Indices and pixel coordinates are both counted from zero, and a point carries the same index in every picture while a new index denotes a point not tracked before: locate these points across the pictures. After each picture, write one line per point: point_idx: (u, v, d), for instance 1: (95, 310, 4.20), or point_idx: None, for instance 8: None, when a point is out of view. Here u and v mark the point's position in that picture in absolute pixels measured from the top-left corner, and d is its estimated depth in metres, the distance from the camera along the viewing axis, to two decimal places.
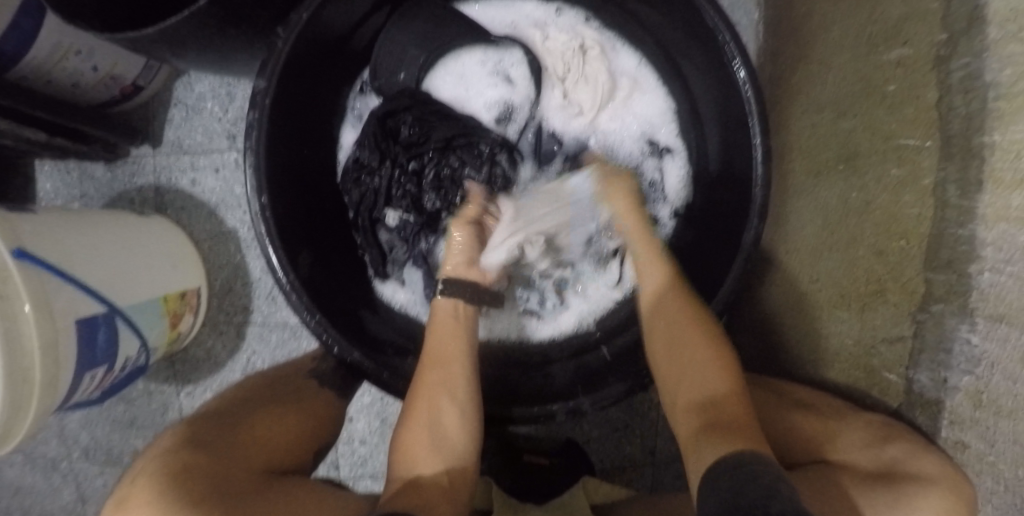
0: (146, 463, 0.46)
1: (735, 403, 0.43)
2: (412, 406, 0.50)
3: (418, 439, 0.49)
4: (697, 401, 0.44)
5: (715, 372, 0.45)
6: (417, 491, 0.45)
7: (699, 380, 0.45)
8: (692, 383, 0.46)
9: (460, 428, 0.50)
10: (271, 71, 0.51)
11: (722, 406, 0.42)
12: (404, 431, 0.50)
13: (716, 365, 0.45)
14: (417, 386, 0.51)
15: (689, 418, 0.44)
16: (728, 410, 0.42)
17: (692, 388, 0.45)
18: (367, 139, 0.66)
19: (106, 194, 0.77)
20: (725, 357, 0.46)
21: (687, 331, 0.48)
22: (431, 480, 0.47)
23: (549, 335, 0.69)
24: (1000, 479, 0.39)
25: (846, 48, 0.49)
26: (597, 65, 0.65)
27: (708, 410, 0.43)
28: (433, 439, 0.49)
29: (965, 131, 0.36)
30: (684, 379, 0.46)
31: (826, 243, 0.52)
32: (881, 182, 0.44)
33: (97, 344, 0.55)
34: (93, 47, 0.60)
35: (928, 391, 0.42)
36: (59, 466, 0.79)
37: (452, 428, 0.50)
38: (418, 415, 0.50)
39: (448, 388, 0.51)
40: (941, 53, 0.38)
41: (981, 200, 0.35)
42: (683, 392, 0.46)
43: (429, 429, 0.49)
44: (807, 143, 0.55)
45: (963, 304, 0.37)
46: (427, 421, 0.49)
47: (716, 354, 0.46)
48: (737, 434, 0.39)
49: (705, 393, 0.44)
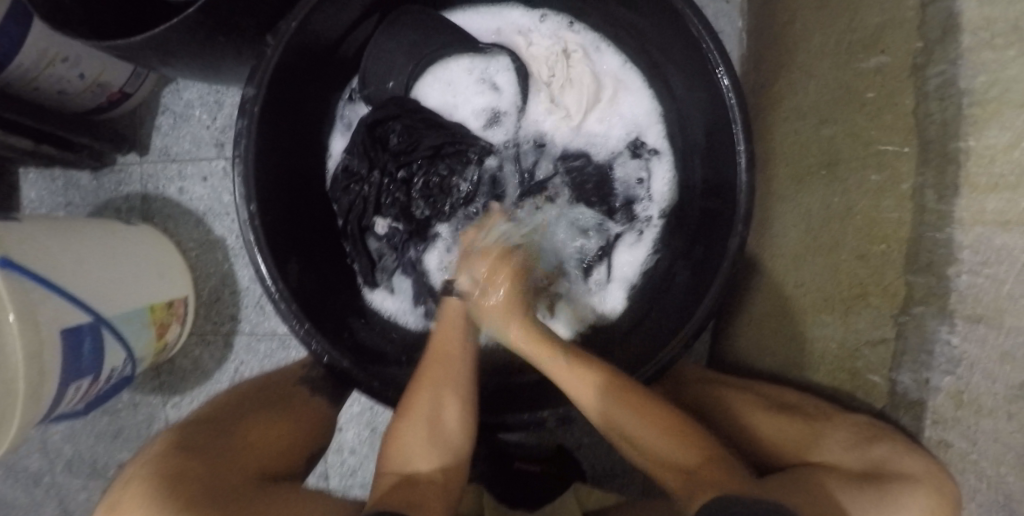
0: (136, 469, 0.45)
1: (703, 459, 0.42)
2: (412, 400, 0.50)
3: (415, 433, 0.49)
4: (680, 479, 0.42)
5: (672, 442, 0.44)
6: (410, 488, 0.46)
7: (664, 452, 0.44)
8: (653, 447, 0.45)
9: (458, 422, 0.50)
10: (261, 81, 0.52)
11: (697, 468, 0.42)
12: (399, 421, 0.50)
13: (672, 431, 0.45)
14: (419, 380, 0.51)
15: (677, 494, 0.42)
16: (701, 471, 0.41)
17: (670, 470, 0.43)
18: (356, 146, 0.66)
19: (92, 201, 0.76)
20: (681, 424, 0.46)
21: (630, 408, 0.46)
22: (422, 476, 0.47)
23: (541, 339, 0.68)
24: (983, 476, 0.41)
25: (826, 54, 0.50)
26: (580, 67, 0.66)
27: (687, 480, 0.42)
28: (430, 431, 0.49)
29: (941, 137, 0.38)
30: (656, 459, 0.45)
31: (809, 247, 0.53)
32: (860, 188, 0.45)
33: (82, 352, 0.55)
34: (80, 54, 0.60)
35: (911, 392, 0.43)
36: (42, 481, 0.78)
37: (451, 422, 0.50)
38: (417, 407, 0.50)
39: (452, 383, 0.51)
40: (918, 62, 0.39)
41: (958, 205, 0.37)
42: (671, 473, 0.43)
43: (426, 420, 0.49)
44: (790, 148, 0.56)
45: (942, 306, 0.39)
46: (426, 415, 0.49)
47: (669, 425, 0.45)
48: (719, 487, 0.39)
49: (672, 464, 0.43)
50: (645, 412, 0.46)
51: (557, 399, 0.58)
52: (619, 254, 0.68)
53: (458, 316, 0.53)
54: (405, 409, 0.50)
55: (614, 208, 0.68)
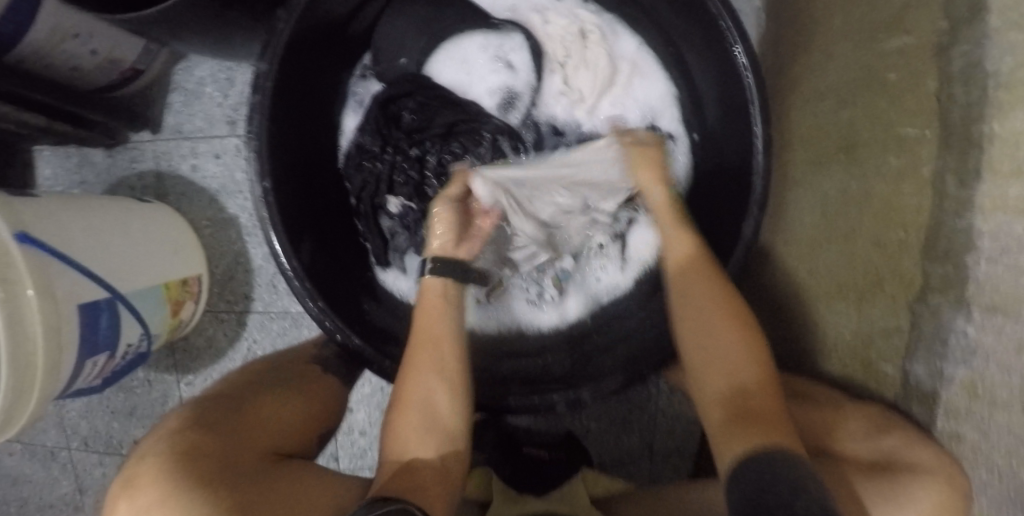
0: (153, 443, 0.46)
1: (767, 393, 0.42)
2: (403, 389, 0.50)
3: (409, 422, 0.49)
4: (726, 391, 0.44)
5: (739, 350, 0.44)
6: (408, 475, 0.46)
7: (728, 361, 0.44)
8: (718, 357, 0.45)
9: (451, 407, 0.50)
10: (273, 56, 0.51)
11: (752, 396, 0.42)
12: (396, 413, 0.50)
13: (749, 355, 0.44)
14: (407, 367, 0.51)
15: (715, 403, 0.44)
16: (757, 400, 0.42)
17: (719, 378, 0.44)
18: (369, 123, 0.66)
19: (107, 180, 0.77)
20: (759, 353, 0.44)
21: (723, 321, 0.46)
22: (421, 463, 0.47)
23: (550, 324, 0.68)
24: (994, 469, 0.39)
25: (847, 35, 0.48)
26: (598, 49, 0.65)
27: (737, 402, 0.42)
28: (423, 419, 0.49)
29: (965, 122, 0.36)
30: (710, 364, 0.45)
31: (825, 234, 0.52)
32: (880, 173, 0.44)
33: (98, 328, 0.56)
34: (92, 31, 0.60)
35: (924, 383, 0.42)
36: (58, 456, 0.80)
37: (442, 408, 0.50)
38: (409, 400, 0.50)
39: (440, 371, 0.51)
40: (943, 41, 0.37)
41: (980, 190, 0.35)
42: (719, 383, 0.44)
43: (420, 410, 0.50)
44: (808, 132, 0.55)
45: (959, 297, 0.37)
46: (419, 404, 0.49)
47: (752, 349, 0.44)
48: (768, 428, 0.39)
49: (730, 379, 0.44)
50: (738, 333, 0.45)
51: (569, 384, 0.58)
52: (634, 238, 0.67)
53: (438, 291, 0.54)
54: (398, 399, 0.50)
55: None
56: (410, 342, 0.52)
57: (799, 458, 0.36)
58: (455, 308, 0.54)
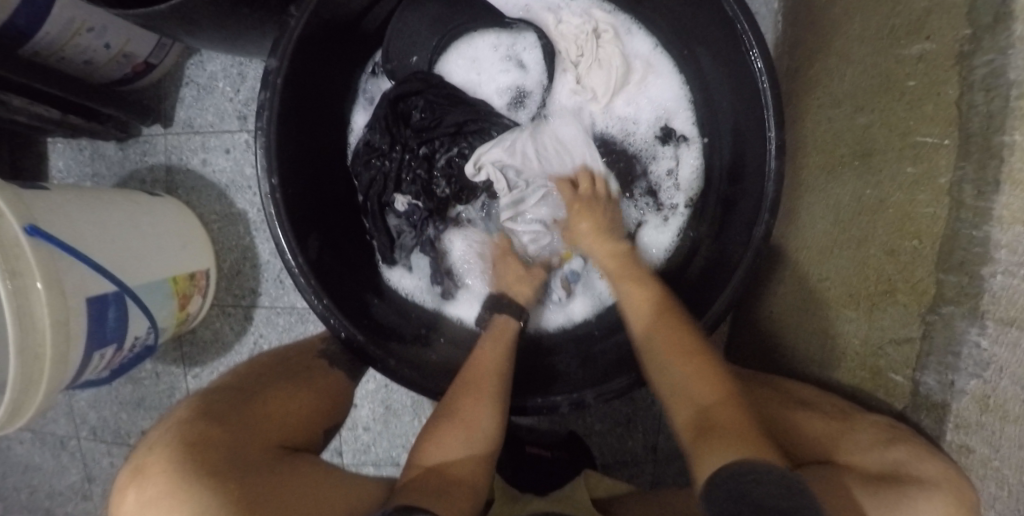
0: (161, 433, 0.46)
1: (728, 405, 0.41)
2: (456, 405, 0.51)
3: (453, 436, 0.50)
4: (693, 413, 0.42)
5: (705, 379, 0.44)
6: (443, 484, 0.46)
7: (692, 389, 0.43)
8: (681, 385, 0.45)
9: (494, 432, 0.51)
10: (284, 52, 0.51)
11: (714, 409, 0.41)
12: (440, 425, 0.51)
13: (704, 376, 0.44)
14: (466, 387, 0.52)
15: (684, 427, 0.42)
16: (723, 417, 0.40)
17: (683, 407, 0.43)
18: (377, 121, 0.65)
19: (118, 173, 0.77)
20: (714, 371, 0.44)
21: (672, 353, 0.46)
22: (456, 474, 0.48)
23: (559, 324, 0.68)
24: (1004, 485, 0.39)
25: (866, 40, 0.48)
26: (610, 49, 0.64)
27: (704, 423, 0.40)
28: (467, 434, 0.50)
29: (985, 130, 0.35)
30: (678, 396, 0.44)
31: (837, 240, 0.51)
32: (896, 180, 0.44)
33: (107, 321, 0.56)
34: (105, 25, 0.60)
35: (935, 393, 0.41)
36: (68, 445, 0.81)
37: (487, 429, 0.51)
38: (461, 415, 0.51)
39: (495, 392, 0.52)
40: (965, 50, 0.37)
41: (998, 201, 0.35)
42: (688, 410, 0.43)
43: (468, 427, 0.50)
44: (823, 137, 0.54)
45: (973, 306, 0.37)
46: (467, 421, 0.50)
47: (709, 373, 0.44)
48: (735, 440, 0.37)
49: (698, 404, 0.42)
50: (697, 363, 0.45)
51: (572, 386, 0.58)
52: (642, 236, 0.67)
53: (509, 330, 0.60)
54: (446, 413, 0.51)
55: (634, 190, 0.68)
56: (471, 365, 0.54)
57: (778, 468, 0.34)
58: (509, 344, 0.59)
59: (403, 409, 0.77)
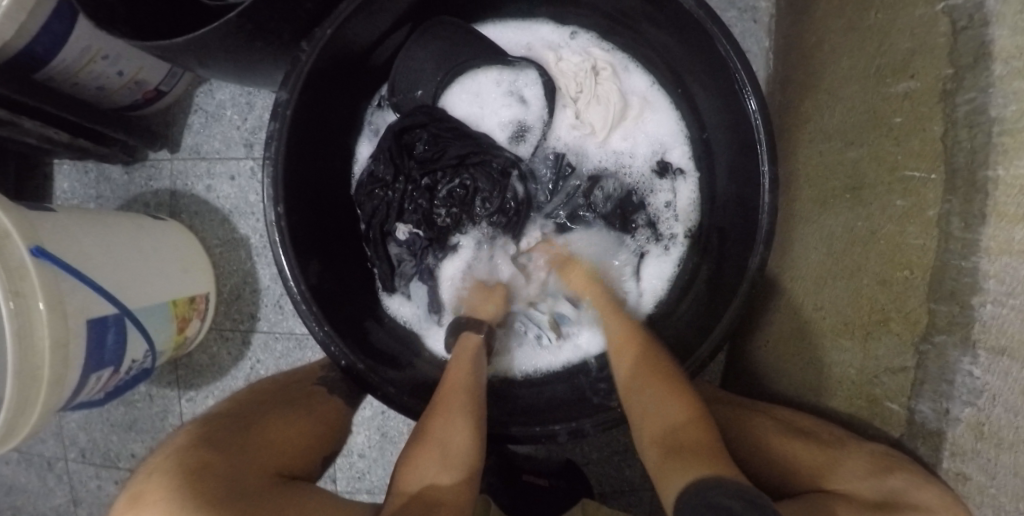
0: (161, 459, 0.46)
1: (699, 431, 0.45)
2: (425, 430, 0.51)
3: (426, 461, 0.49)
4: (657, 433, 0.46)
5: (644, 372, 0.51)
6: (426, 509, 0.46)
7: (636, 386, 0.51)
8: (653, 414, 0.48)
9: (468, 445, 0.50)
10: (294, 84, 0.53)
11: (684, 432, 0.45)
12: (415, 452, 0.50)
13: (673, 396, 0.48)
14: (433, 410, 0.52)
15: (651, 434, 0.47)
16: (685, 437, 0.44)
17: (649, 425, 0.47)
18: (382, 152, 0.67)
19: (122, 196, 0.78)
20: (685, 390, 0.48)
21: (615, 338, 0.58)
22: (439, 496, 0.48)
23: (546, 363, 0.68)
24: (1000, 510, 0.39)
25: (855, 78, 0.50)
26: (608, 85, 0.66)
27: (670, 440, 0.45)
28: (444, 457, 0.49)
29: (969, 165, 0.37)
30: (645, 415, 0.48)
31: (831, 270, 0.52)
32: (885, 213, 0.45)
33: (106, 343, 0.56)
34: (120, 52, 0.62)
35: (930, 422, 0.42)
36: (55, 467, 0.79)
37: (461, 445, 0.50)
38: (429, 436, 0.50)
39: (467, 413, 0.52)
40: (948, 88, 0.39)
41: (983, 233, 0.36)
42: (653, 428, 0.47)
43: (438, 447, 0.50)
44: (815, 170, 0.56)
45: (965, 335, 0.38)
46: (438, 442, 0.50)
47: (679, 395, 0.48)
48: (697, 457, 0.42)
49: (666, 420, 0.47)
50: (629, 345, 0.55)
51: (569, 415, 0.57)
52: (642, 270, 0.68)
53: (474, 345, 0.59)
54: (416, 440, 0.51)
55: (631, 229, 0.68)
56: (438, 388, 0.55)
57: (741, 483, 0.38)
58: (478, 357, 0.58)
59: (398, 436, 0.76)
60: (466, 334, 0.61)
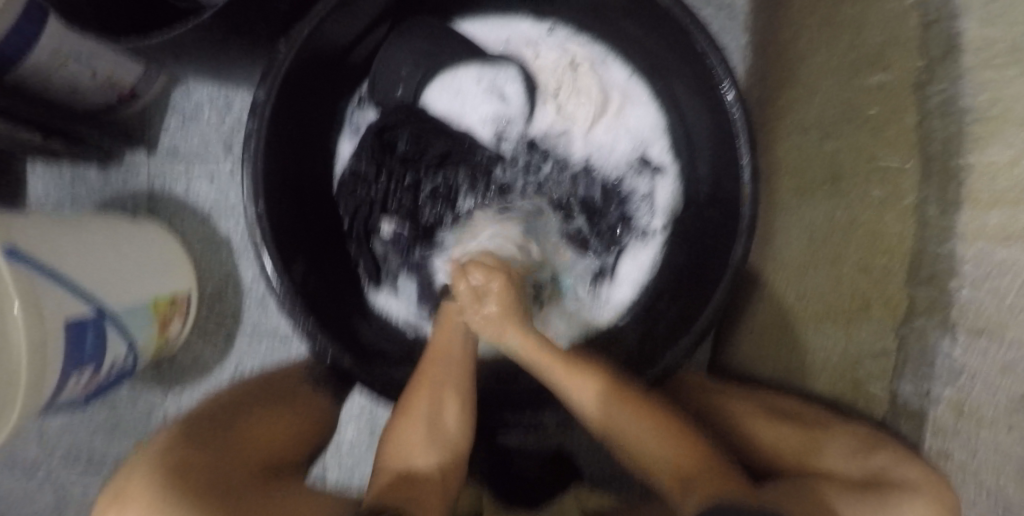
0: (143, 454, 0.45)
1: (701, 465, 0.45)
2: (411, 403, 0.51)
3: (412, 435, 0.49)
4: (670, 476, 0.45)
5: (638, 422, 0.48)
6: (408, 485, 0.46)
7: (643, 444, 0.48)
8: (653, 458, 0.47)
9: (456, 420, 0.51)
10: (273, 82, 0.52)
11: (691, 471, 0.45)
12: (399, 422, 0.50)
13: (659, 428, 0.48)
14: (420, 379, 0.52)
15: (666, 486, 0.46)
16: (694, 473, 0.44)
17: (657, 470, 0.47)
18: (364, 150, 0.67)
19: (98, 198, 0.76)
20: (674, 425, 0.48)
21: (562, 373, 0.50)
22: (424, 477, 0.48)
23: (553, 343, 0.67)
24: (983, 485, 0.41)
25: (831, 72, 0.51)
26: (588, 79, 0.68)
27: (683, 482, 0.44)
28: (429, 432, 0.50)
29: (943, 155, 0.39)
30: (642, 455, 0.48)
31: (811, 258, 0.54)
32: (863, 201, 0.47)
33: (84, 348, 0.54)
34: (92, 51, 0.61)
35: (912, 402, 0.43)
36: (37, 473, 0.77)
37: (450, 418, 0.51)
38: (416, 409, 0.50)
39: (457, 394, 0.51)
40: (920, 79, 0.41)
41: (960, 218, 0.38)
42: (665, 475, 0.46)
43: (427, 421, 0.50)
44: (794, 162, 0.57)
45: (943, 318, 0.39)
46: (428, 416, 0.50)
47: (663, 424, 0.48)
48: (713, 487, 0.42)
49: (665, 461, 0.46)
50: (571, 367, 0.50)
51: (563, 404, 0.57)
52: (616, 271, 0.69)
53: (456, 324, 0.54)
54: (401, 411, 0.51)
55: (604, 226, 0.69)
56: (424, 355, 0.53)
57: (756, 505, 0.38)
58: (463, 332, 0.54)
59: None
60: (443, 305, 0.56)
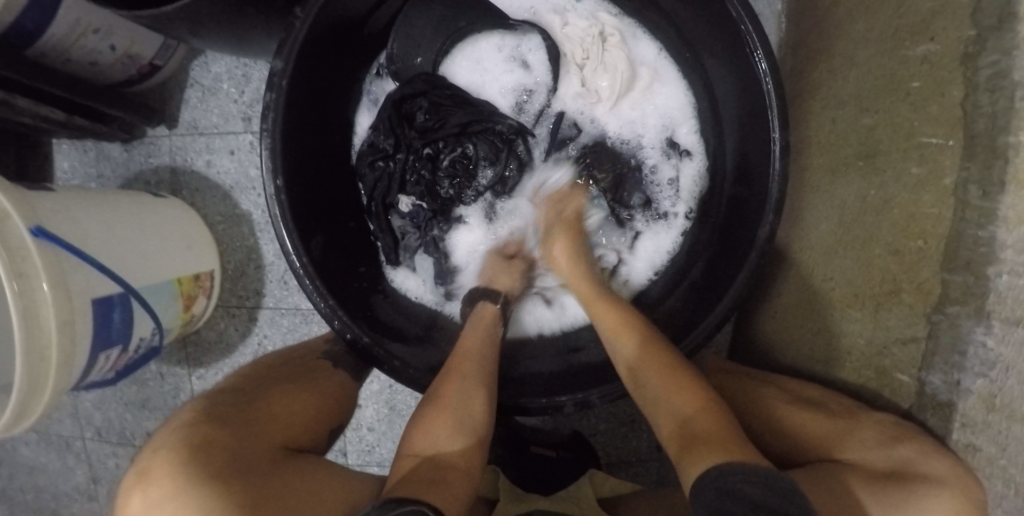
0: (166, 435, 0.46)
1: (715, 423, 0.43)
2: (438, 393, 0.51)
3: (439, 421, 0.49)
4: (673, 425, 0.45)
5: (675, 392, 0.47)
6: (432, 470, 0.45)
7: (666, 400, 0.47)
8: (665, 412, 0.47)
9: (482, 406, 0.51)
10: (289, 54, 0.51)
11: (697, 423, 0.43)
12: (426, 412, 0.50)
13: (681, 388, 0.47)
14: (446, 374, 0.53)
15: (667, 437, 0.45)
16: (699, 424, 0.43)
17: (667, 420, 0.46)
18: (381, 122, 0.66)
19: (123, 174, 0.77)
20: (696, 387, 0.47)
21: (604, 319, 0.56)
22: (449, 460, 0.47)
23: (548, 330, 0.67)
24: (1010, 482, 0.40)
25: (871, 42, 0.48)
26: (616, 52, 0.64)
27: (684, 433, 0.43)
28: (457, 418, 0.49)
29: (990, 131, 0.37)
30: (656, 407, 0.48)
31: (841, 240, 0.51)
32: (900, 181, 0.44)
33: (112, 322, 0.56)
34: (111, 25, 0.61)
35: (941, 394, 0.42)
36: (73, 446, 0.81)
37: (475, 405, 0.51)
38: (444, 399, 0.50)
39: (477, 385, 0.52)
40: (970, 51, 0.38)
41: (1004, 202, 0.36)
42: (669, 425, 0.46)
43: (454, 409, 0.50)
44: (827, 138, 0.54)
45: (979, 306, 0.38)
46: (455, 404, 0.50)
47: (682, 377, 0.48)
48: (713, 442, 0.40)
49: (675, 416, 0.46)
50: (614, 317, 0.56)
51: (579, 385, 0.57)
52: (637, 246, 0.67)
53: (490, 319, 0.60)
54: (428, 402, 0.51)
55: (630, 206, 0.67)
56: (450, 359, 0.55)
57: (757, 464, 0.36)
58: (489, 334, 0.59)
59: (406, 409, 0.76)
60: (472, 307, 0.63)
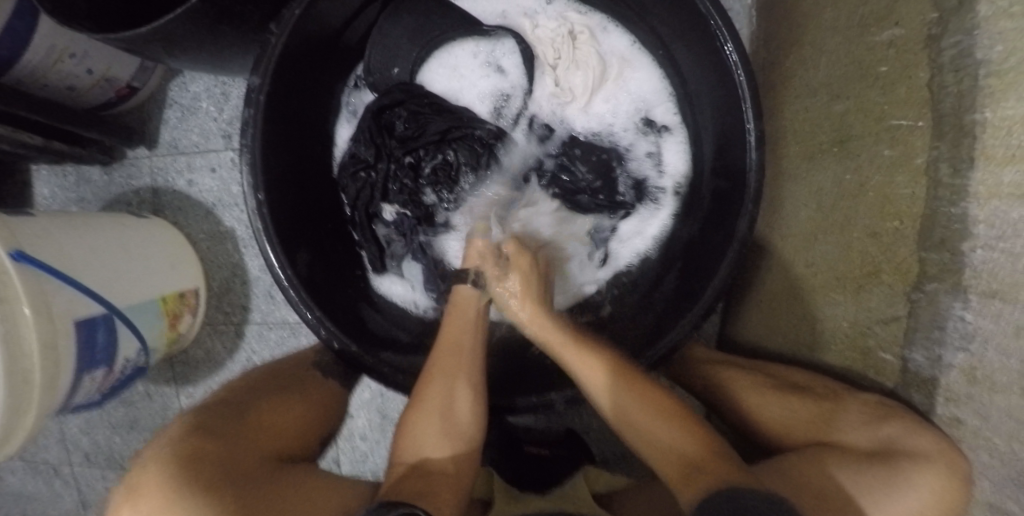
0: (156, 449, 0.46)
1: (708, 455, 0.43)
2: (423, 393, 0.51)
3: (428, 426, 0.50)
4: (671, 454, 0.45)
5: (667, 421, 0.46)
6: (420, 479, 0.47)
7: (661, 431, 0.46)
8: (660, 438, 0.46)
9: (470, 410, 0.51)
10: (265, 68, 0.51)
11: (694, 456, 0.44)
12: (414, 413, 0.51)
13: (671, 419, 0.46)
14: (430, 370, 0.52)
15: (667, 465, 0.45)
16: (700, 455, 0.43)
17: (664, 453, 0.45)
18: (362, 133, 0.66)
19: (103, 197, 0.77)
20: (684, 417, 0.47)
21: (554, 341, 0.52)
22: (437, 466, 0.49)
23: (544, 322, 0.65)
24: (994, 453, 0.39)
25: (838, 30, 0.49)
26: (587, 48, 0.65)
27: (684, 464, 0.44)
28: (444, 423, 0.50)
29: (956, 110, 0.37)
30: (648, 434, 0.47)
31: (821, 227, 0.52)
32: (874, 163, 0.45)
33: (97, 344, 0.55)
34: (85, 50, 0.60)
35: (924, 370, 0.42)
36: (61, 472, 0.80)
37: (462, 410, 0.51)
38: (429, 401, 0.50)
39: (463, 377, 0.52)
40: (932, 33, 0.38)
41: (973, 178, 0.36)
42: (664, 453, 0.45)
43: (440, 415, 0.50)
44: (802, 126, 0.55)
45: (956, 282, 0.38)
46: (440, 407, 0.50)
47: (667, 407, 0.47)
48: (716, 472, 0.41)
49: (672, 443, 0.45)
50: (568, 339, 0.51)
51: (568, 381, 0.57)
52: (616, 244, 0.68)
53: (468, 303, 0.56)
54: (414, 402, 0.51)
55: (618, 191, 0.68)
56: (435, 347, 0.54)
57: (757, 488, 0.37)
58: (476, 319, 0.56)
59: (398, 417, 0.76)
60: (455, 288, 0.57)
